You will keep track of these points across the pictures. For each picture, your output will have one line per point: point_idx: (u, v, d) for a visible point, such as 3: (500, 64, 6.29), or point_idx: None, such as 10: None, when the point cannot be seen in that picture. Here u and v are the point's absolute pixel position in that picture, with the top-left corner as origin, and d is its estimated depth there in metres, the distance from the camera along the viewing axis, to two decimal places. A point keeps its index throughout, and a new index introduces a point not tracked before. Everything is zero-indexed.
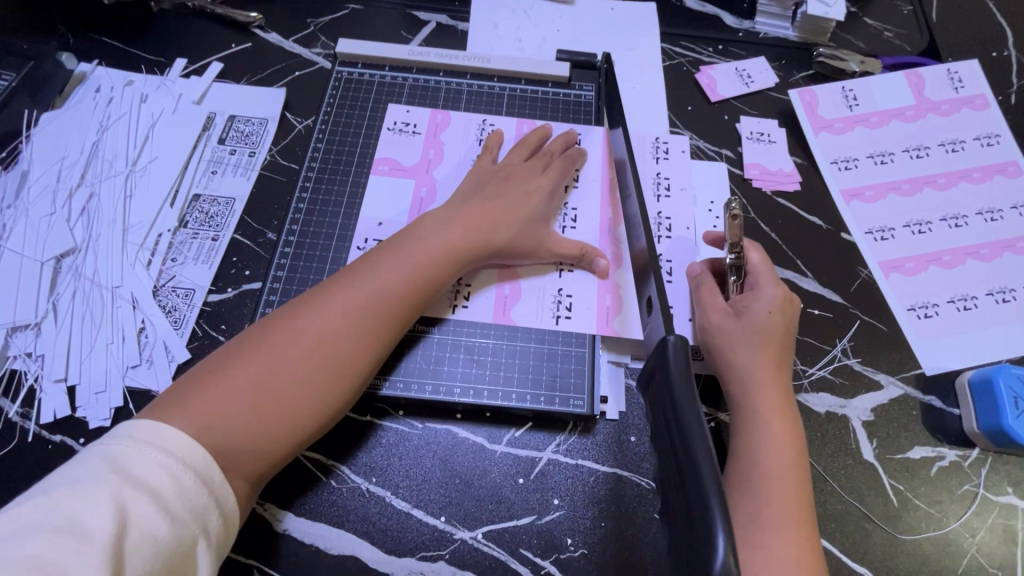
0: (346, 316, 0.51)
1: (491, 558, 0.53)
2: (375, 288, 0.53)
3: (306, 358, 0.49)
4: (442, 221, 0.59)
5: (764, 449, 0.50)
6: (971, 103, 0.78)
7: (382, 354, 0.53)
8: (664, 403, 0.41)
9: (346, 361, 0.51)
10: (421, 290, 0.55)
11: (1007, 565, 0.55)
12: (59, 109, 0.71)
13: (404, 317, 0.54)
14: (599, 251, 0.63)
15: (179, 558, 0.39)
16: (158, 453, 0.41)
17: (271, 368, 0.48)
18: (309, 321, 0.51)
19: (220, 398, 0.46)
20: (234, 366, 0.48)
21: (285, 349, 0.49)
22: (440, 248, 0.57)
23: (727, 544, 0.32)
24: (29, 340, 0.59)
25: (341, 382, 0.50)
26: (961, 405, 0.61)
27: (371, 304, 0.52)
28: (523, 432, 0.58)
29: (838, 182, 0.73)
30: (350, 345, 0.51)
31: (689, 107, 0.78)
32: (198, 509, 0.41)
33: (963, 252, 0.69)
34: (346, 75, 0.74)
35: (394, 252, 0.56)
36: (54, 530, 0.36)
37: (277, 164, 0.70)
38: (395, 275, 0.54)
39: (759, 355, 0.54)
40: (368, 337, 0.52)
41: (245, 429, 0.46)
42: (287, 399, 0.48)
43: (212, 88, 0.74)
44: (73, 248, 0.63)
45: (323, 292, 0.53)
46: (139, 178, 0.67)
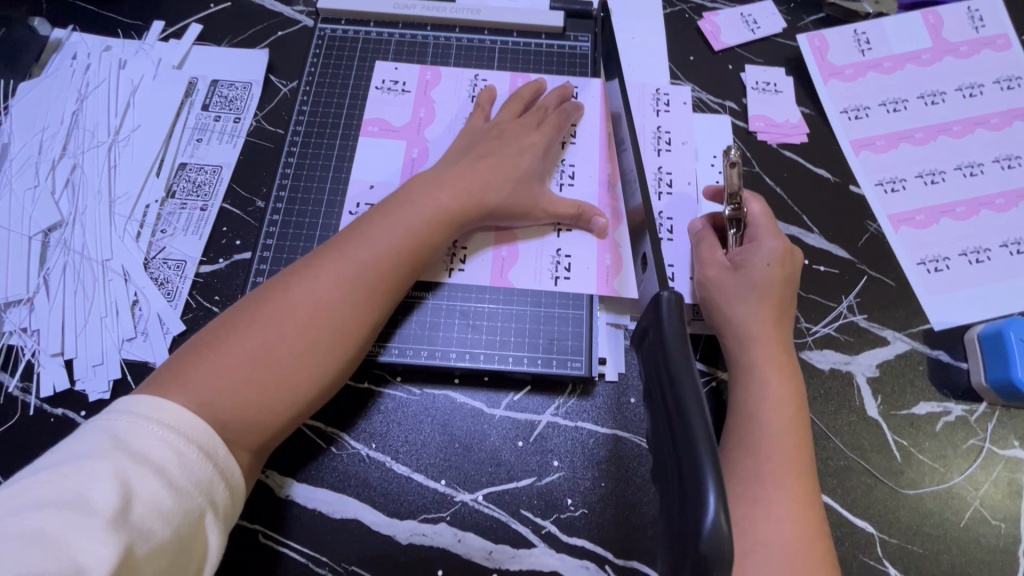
0: (341, 285, 0.50)
1: (492, 520, 0.53)
2: (370, 255, 0.52)
3: (303, 331, 0.48)
4: (433, 181, 0.56)
5: (764, 406, 0.49)
6: (991, 44, 0.73)
7: (379, 322, 0.52)
8: (657, 363, 0.39)
9: (342, 331, 0.50)
10: (414, 256, 0.54)
11: (1010, 518, 0.55)
12: (36, 79, 0.69)
13: (398, 284, 0.53)
14: (597, 210, 0.61)
15: (186, 529, 0.39)
16: (157, 427, 0.41)
17: (267, 341, 0.47)
18: (302, 292, 0.49)
19: (216, 373, 0.45)
20: (229, 340, 0.47)
21: (279, 321, 0.48)
22: (433, 210, 0.55)
23: (718, 500, 0.32)
24: (24, 315, 0.59)
25: (338, 352, 0.50)
26: (969, 359, 0.60)
27: (366, 272, 0.51)
28: (521, 395, 0.58)
29: (847, 132, 0.70)
30: (345, 314, 0.50)
31: (691, 57, 0.74)
32: (202, 481, 0.41)
33: (977, 202, 0.66)
34: (329, 33, 0.71)
35: (386, 216, 0.54)
36: (57, 504, 0.36)
37: (263, 130, 0.68)
38: (388, 240, 0.53)
39: (761, 311, 0.52)
40: (365, 305, 0.51)
41: (246, 403, 0.45)
42: (286, 371, 0.47)
43: (192, 51, 0.71)
44: (60, 221, 0.62)
45: (315, 262, 0.51)
46: (123, 148, 0.65)
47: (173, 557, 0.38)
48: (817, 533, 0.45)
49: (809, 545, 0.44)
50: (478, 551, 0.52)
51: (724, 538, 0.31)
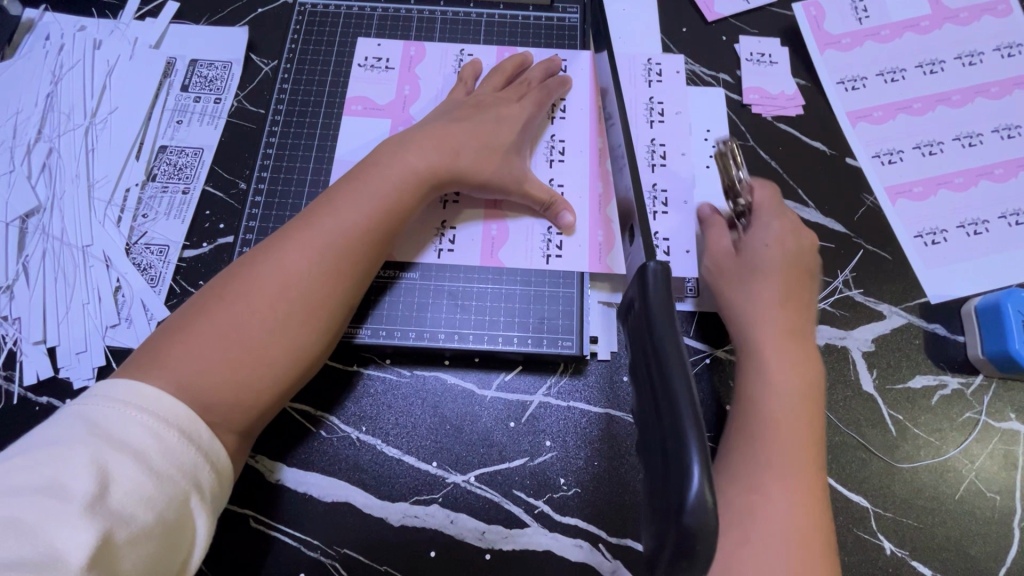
0: (310, 258, 0.49)
1: (484, 500, 0.53)
2: (337, 227, 0.51)
3: (274, 305, 0.47)
4: (412, 154, 0.55)
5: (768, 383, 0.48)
6: (992, 10, 0.71)
7: (354, 294, 0.52)
8: (642, 337, 0.38)
9: (316, 302, 0.49)
10: (386, 225, 0.53)
11: (1006, 490, 0.55)
12: (8, 61, 0.66)
13: (371, 253, 0.52)
14: (567, 204, 0.59)
15: (171, 514, 0.38)
16: (137, 412, 0.40)
17: (239, 319, 0.46)
18: (270, 267, 0.49)
19: (190, 354, 0.44)
20: (200, 322, 0.46)
21: (249, 298, 0.47)
22: (400, 179, 0.54)
23: (703, 474, 0.31)
24: (4, 303, 0.57)
25: (314, 324, 0.49)
26: (966, 331, 0.59)
27: (335, 244, 0.50)
28: (513, 375, 0.57)
29: (843, 104, 0.68)
30: (316, 285, 0.49)
31: (683, 29, 0.72)
32: (186, 465, 0.40)
33: (975, 173, 0.65)
34: (310, 8, 0.69)
35: (353, 187, 0.53)
36: (35, 491, 0.35)
37: (244, 110, 0.66)
38: (357, 211, 0.52)
39: (768, 291, 0.52)
40: (336, 277, 0.50)
41: (224, 383, 0.44)
42: (261, 347, 0.46)
43: (169, 29, 0.69)
44: (38, 207, 0.61)
45: (281, 237, 0.50)
46: (100, 131, 0.64)
47: (160, 542, 0.38)
48: (818, 508, 0.45)
49: (809, 533, 0.43)
50: (471, 532, 0.52)
51: (707, 512, 0.30)
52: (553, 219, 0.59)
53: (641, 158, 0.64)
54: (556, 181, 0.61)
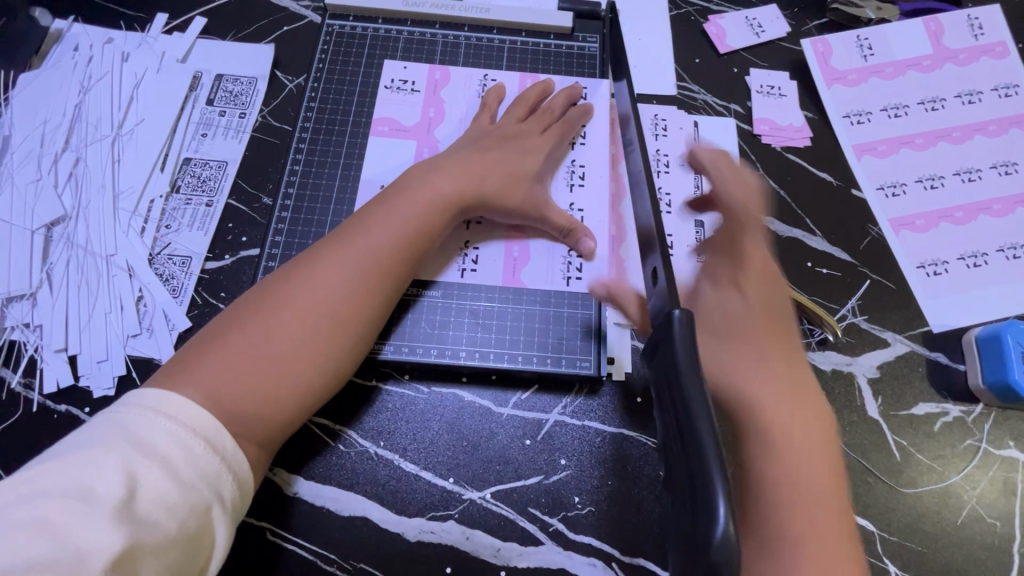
0: (342, 277, 0.51)
1: (499, 517, 0.54)
2: (369, 246, 0.52)
3: (305, 319, 0.49)
4: (429, 177, 0.57)
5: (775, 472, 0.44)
6: (990, 52, 0.74)
7: (381, 312, 0.53)
8: (666, 381, 0.37)
9: (346, 319, 0.50)
10: (413, 242, 0.54)
11: (1005, 516, 0.56)
12: (37, 70, 0.68)
13: (399, 272, 0.53)
14: (588, 231, 0.61)
15: (194, 523, 0.39)
16: (165, 420, 0.41)
17: (271, 330, 0.48)
18: (303, 282, 0.50)
19: (223, 364, 0.45)
20: (235, 332, 0.47)
21: (283, 311, 0.48)
22: (425, 201, 0.56)
23: (727, 510, 0.30)
24: (26, 310, 0.58)
25: (343, 341, 0.50)
26: (966, 360, 0.61)
27: (365, 264, 0.52)
28: (529, 394, 0.58)
29: (849, 137, 0.71)
30: (347, 301, 0.50)
31: (696, 59, 0.74)
32: (209, 475, 0.40)
33: (975, 208, 0.68)
34: (337, 29, 0.70)
35: (382, 209, 0.55)
36: (63, 494, 0.36)
37: (269, 126, 0.67)
38: (387, 232, 0.53)
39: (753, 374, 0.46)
40: (364, 295, 0.51)
41: (254, 394, 0.46)
42: (290, 361, 0.47)
43: (197, 44, 0.71)
44: (63, 215, 0.61)
45: (315, 253, 0.52)
46: (127, 141, 0.65)
47: (181, 550, 0.38)
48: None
49: None
50: (486, 549, 0.53)
51: (730, 548, 0.30)
52: (573, 243, 0.61)
53: None
54: (575, 205, 0.63)
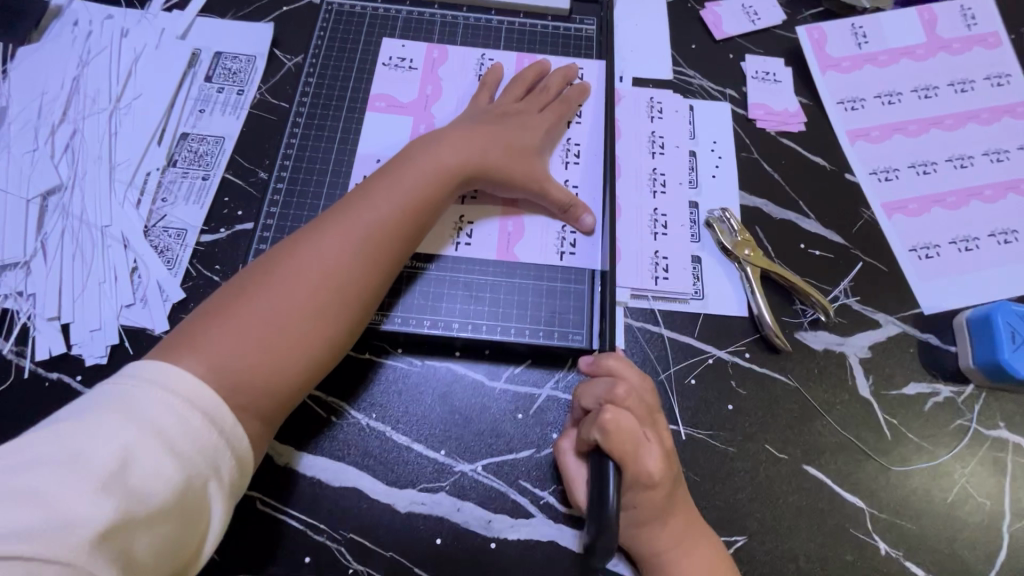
0: (345, 249, 0.51)
1: (490, 489, 0.54)
2: (373, 220, 0.52)
3: (310, 292, 0.49)
4: (429, 151, 0.57)
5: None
6: (983, 42, 0.75)
7: (384, 286, 0.53)
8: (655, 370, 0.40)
9: (350, 292, 0.50)
10: (416, 217, 0.55)
11: (995, 495, 0.56)
12: (36, 44, 0.68)
13: (402, 246, 0.54)
14: (587, 208, 0.62)
15: (188, 497, 0.39)
16: (163, 393, 0.41)
17: (276, 304, 0.48)
18: (307, 255, 0.50)
19: (228, 338, 0.45)
20: (239, 306, 0.47)
21: (287, 284, 0.48)
22: (425, 176, 0.56)
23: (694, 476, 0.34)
24: (19, 279, 0.58)
25: (347, 314, 0.50)
26: (957, 342, 0.61)
27: (369, 237, 0.52)
28: (522, 368, 0.58)
29: (844, 123, 0.72)
30: (352, 274, 0.51)
31: (692, 45, 0.75)
32: (207, 449, 0.40)
33: (966, 193, 0.68)
34: (337, 8, 0.71)
35: (384, 182, 0.55)
36: (58, 465, 0.36)
37: (266, 103, 0.68)
38: (390, 206, 0.54)
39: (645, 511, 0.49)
40: (368, 268, 0.51)
41: (259, 368, 0.46)
42: (295, 335, 0.48)
43: (196, 22, 0.71)
44: (60, 186, 0.61)
45: (318, 227, 0.52)
46: (124, 115, 0.65)
47: (175, 524, 0.39)
48: None
49: None
50: (477, 520, 0.53)
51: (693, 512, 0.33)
52: (573, 221, 0.62)
53: (642, 186, 0.66)
54: (571, 182, 0.64)
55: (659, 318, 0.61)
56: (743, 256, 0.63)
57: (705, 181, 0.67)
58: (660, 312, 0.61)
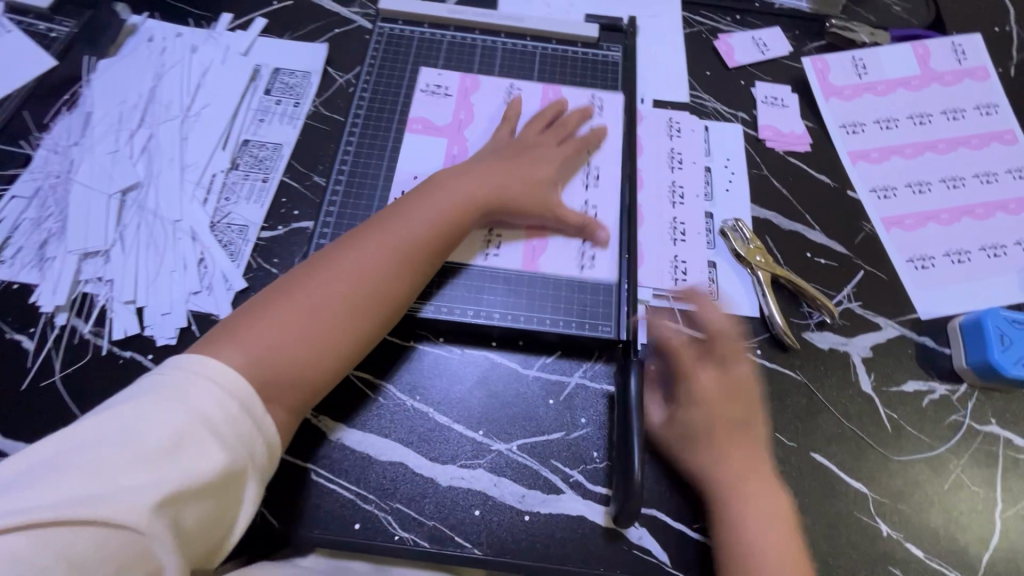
0: (385, 263, 0.57)
1: (524, 468, 0.58)
2: (403, 236, 0.59)
3: (342, 298, 0.54)
4: (460, 178, 0.64)
5: (729, 499, 0.55)
6: (972, 75, 0.82)
7: (405, 298, 0.58)
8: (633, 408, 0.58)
9: (377, 301, 0.56)
10: (439, 235, 0.60)
11: (987, 484, 0.61)
12: (114, 57, 0.75)
13: (425, 262, 0.59)
14: (601, 226, 0.68)
15: (227, 478, 0.43)
16: (209, 382, 0.45)
17: (310, 306, 0.53)
18: (341, 264, 0.56)
19: (266, 332, 0.51)
20: (277, 305, 0.53)
21: (322, 289, 0.54)
22: (449, 199, 0.62)
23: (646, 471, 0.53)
24: (99, 266, 0.63)
25: (371, 320, 0.56)
26: (951, 345, 0.67)
27: (404, 256, 0.58)
28: (553, 358, 0.63)
29: (846, 145, 0.78)
30: (380, 284, 0.56)
31: (707, 72, 0.82)
32: (244, 436, 0.45)
33: (959, 211, 0.74)
34: (387, 31, 0.78)
35: (413, 204, 0.61)
36: (119, 444, 0.40)
37: (321, 115, 0.74)
38: (417, 225, 0.60)
39: (714, 429, 0.58)
40: (396, 279, 0.57)
41: (291, 362, 0.51)
42: (325, 335, 0.53)
43: (258, 41, 0.78)
44: (136, 183, 0.67)
45: (352, 240, 0.58)
46: (193, 122, 0.72)
47: (213, 504, 0.43)
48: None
49: None
50: (511, 495, 0.57)
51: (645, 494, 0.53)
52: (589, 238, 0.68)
53: (662, 197, 0.72)
54: (589, 202, 0.70)
55: (678, 316, 0.67)
56: (754, 262, 0.68)
57: (719, 194, 0.74)
58: (679, 311, 0.67)
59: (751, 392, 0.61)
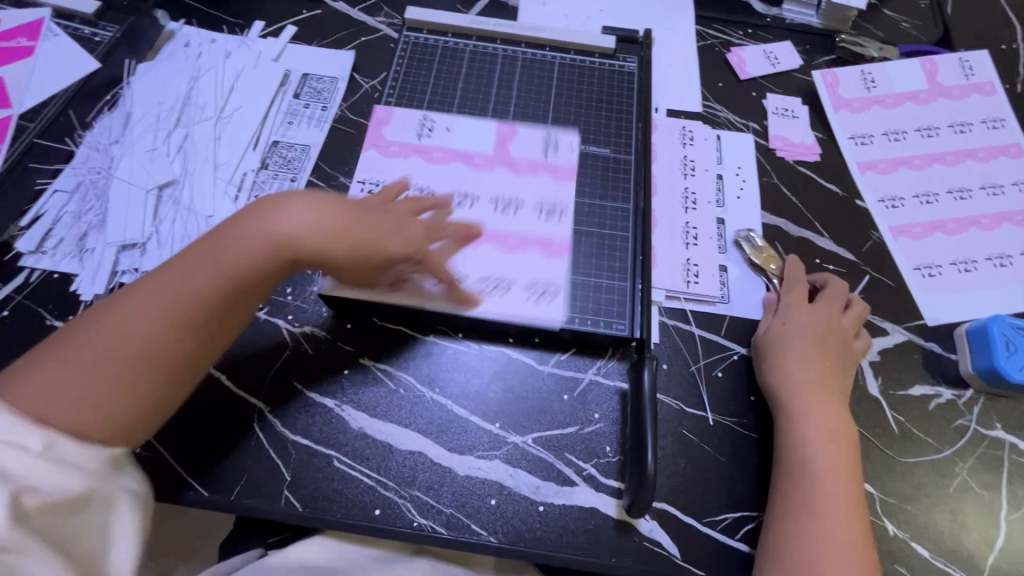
0: (151, 322, 0.52)
1: (539, 460, 0.60)
2: (177, 289, 0.53)
3: (106, 353, 0.50)
4: (295, 219, 0.58)
5: (800, 407, 0.60)
6: (979, 90, 0.85)
7: (193, 354, 0.54)
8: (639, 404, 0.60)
9: (147, 356, 0.51)
10: (221, 289, 0.55)
11: (992, 488, 0.62)
12: (153, 60, 0.79)
13: (205, 315, 0.54)
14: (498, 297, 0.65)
15: (89, 494, 0.45)
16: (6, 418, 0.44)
17: (92, 358, 0.50)
18: (129, 315, 0.52)
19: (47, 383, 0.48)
20: (59, 354, 0.50)
21: (99, 341, 0.51)
22: (264, 246, 0.56)
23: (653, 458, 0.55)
24: (135, 258, 0.66)
25: (148, 378, 0.51)
26: (958, 351, 0.68)
27: (217, 309, 0.54)
28: (567, 356, 0.66)
29: (854, 155, 0.81)
30: (154, 339, 0.52)
31: (719, 83, 0.85)
32: (78, 456, 0.46)
33: (966, 221, 0.76)
34: (413, 39, 0.82)
35: (229, 247, 0.56)
36: None
37: (347, 118, 0.78)
38: (206, 275, 0.54)
39: (807, 345, 0.63)
40: (171, 337, 0.52)
41: (79, 414, 0.48)
42: (87, 387, 0.49)
43: (289, 48, 0.82)
44: (173, 180, 0.71)
45: (148, 284, 0.54)
46: (226, 124, 0.75)
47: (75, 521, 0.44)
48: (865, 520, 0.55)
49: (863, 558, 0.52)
50: (526, 486, 0.59)
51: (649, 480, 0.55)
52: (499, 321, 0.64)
53: (675, 202, 0.75)
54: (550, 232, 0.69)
55: (690, 317, 0.69)
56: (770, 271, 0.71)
57: (730, 201, 0.76)
58: (690, 312, 0.69)
59: (851, 339, 0.66)
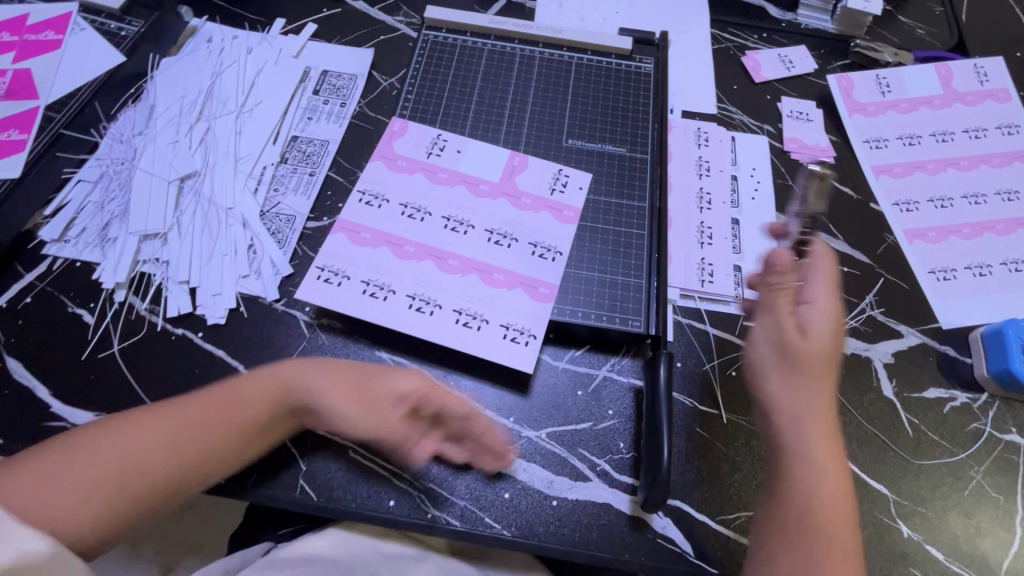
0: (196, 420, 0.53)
1: (553, 454, 0.61)
2: (245, 404, 0.54)
3: (99, 452, 0.50)
4: (322, 374, 0.56)
5: (803, 420, 0.50)
6: (994, 96, 0.85)
7: (191, 465, 0.52)
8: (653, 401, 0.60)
9: (152, 461, 0.51)
10: (254, 408, 0.54)
11: (1007, 492, 0.62)
12: (176, 56, 0.80)
13: (246, 429, 0.54)
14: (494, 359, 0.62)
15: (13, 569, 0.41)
16: None
17: (93, 453, 0.50)
18: (161, 422, 0.52)
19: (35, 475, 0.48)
20: (65, 447, 0.50)
21: (103, 444, 0.50)
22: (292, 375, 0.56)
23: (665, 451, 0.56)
24: (157, 248, 0.67)
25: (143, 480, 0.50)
26: (973, 354, 0.68)
27: (211, 422, 0.53)
28: (582, 352, 0.66)
29: (869, 159, 0.81)
30: (174, 451, 0.51)
31: (734, 86, 0.86)
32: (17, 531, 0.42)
33: (981, 226, 0.76)
34: (431, 38, 0.83)
35: (270, 375, 0.55)
36: None
37: (366, 115, 0.79)
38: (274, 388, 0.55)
39: (790, 359, 0.52)
40: (205, 444, 0.52)
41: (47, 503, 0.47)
42: (75, 484, 0.48)
43: (309, 45, 0.83)
44: (194, 172, 0.72)
45: (191, 399, 0.54)
46: (247, 118, 0.76)
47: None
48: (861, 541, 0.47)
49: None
50: (540, 480, 0.59)
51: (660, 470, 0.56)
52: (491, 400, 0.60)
53: (690, 202, 0.75)
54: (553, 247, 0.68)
55: (704, 316, 0.69)
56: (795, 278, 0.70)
57: (745, 202, 0.76)
58: (705, 311, 0.69)
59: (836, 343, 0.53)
